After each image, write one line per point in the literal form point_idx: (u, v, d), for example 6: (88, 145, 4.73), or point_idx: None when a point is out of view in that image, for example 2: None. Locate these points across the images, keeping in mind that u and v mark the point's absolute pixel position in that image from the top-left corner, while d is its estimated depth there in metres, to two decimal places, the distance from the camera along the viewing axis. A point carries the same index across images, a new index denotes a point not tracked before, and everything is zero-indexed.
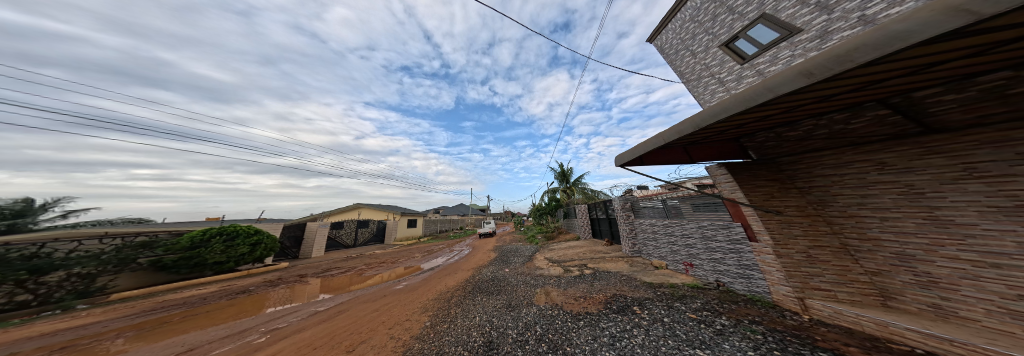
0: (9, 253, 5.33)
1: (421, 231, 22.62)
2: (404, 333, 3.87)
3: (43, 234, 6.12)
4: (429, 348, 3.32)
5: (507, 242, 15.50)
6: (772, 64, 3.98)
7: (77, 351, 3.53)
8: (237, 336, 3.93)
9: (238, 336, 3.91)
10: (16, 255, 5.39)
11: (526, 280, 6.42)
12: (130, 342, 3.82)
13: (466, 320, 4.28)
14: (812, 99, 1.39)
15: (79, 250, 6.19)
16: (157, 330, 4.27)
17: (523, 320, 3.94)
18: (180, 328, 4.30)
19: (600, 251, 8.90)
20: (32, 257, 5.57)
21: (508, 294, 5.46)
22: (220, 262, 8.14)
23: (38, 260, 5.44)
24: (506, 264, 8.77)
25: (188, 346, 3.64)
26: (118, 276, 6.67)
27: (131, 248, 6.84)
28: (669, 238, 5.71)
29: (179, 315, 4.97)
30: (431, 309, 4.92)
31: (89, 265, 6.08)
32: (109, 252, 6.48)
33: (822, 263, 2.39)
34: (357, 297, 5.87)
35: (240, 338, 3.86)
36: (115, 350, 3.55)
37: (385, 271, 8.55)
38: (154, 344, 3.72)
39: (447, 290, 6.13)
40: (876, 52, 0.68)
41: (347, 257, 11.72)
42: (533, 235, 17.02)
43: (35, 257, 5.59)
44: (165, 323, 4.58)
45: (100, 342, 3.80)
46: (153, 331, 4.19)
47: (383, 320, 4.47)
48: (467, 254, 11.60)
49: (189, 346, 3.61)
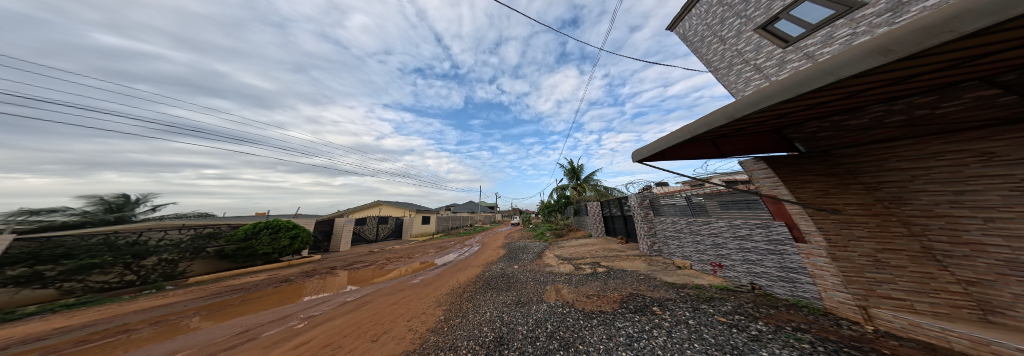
0: (120, 240, 6.35)
1: (433, 228, 23.48)
2: (418, 327, 3.99)
3: (140, 224, 7.12)
4: (444, 341, 3.43)
5: (516, 239, 15.62)
6: (824, 45, 3.54)
7: (165, 326, 4.11)
8: (281, 321, 4.35)
9: (282, 321, 4.32)
10: (124, 241, 6.37)
11: (535, 277, 6.42)
12: (203, 320, 4.39)
13: (476, 315, 4.40)
14: (883, 82, 1.21)
15: (166, 239, 7.16)
16: (222, 311, 4.85)
17: (533, 317, 3.98)
18: (238, 310, 4.87)
19: (614, 249, 8.70)
20: (135, 243, 6.54)
21: (517, 291, 5.51)
22: (268, 253, 8.96)
23: (139, 247, 6.49)
24: (514, 260, 8.88)
25: (243, 327, 4.08)
26: (194, 261, 7.67)
27: (201, 238, 7.77)
28: (695, 237, 5.38)
29: (240, 299, 5.59)
30: (445, 304, 5.11)
31: (174, 252, 7.07)
32: (187, 241, 7.43)
33: (893, 269, 2.14)
34: (378, 290, 6.25)
35: (283, 323, 4.27)
36: (192, 327, 4.08)
37: (402, 265, 8.97)
38: (222, 323, 4.24)
39: (459, 286, 6.31)
40: (977, 22, 0.53)
41: (371, 251, 12.48)
42: (540, 233, 16.90)
43: (137, 244, 6.57)
44: (229, 305, 5.18)
45: (181, 319, 4.42)
46: (219, 312, 4.75)
47: (402, 313, 4.71)
48: (477, 251, 11.80)
49: (244, 328, 4.04)
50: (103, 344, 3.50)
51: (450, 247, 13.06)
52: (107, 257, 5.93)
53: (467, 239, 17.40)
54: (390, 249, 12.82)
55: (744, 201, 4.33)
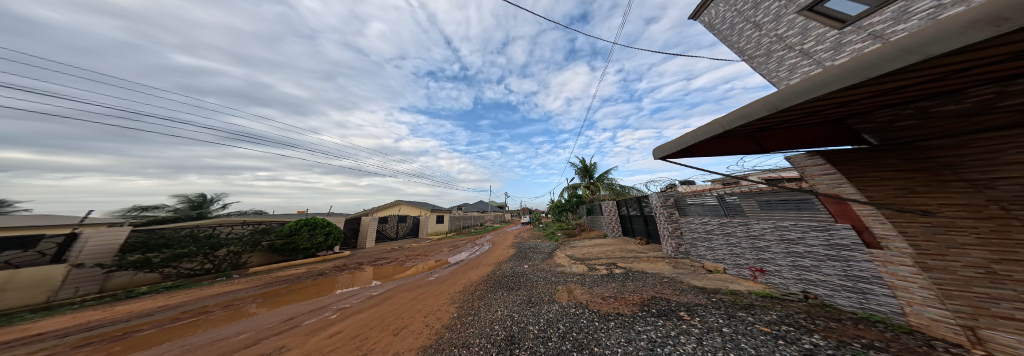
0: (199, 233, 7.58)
1: (446, 227, 24.27)
2: (432, 324, 4.12)
3: (214, 221, 8.38)
4: (456, 338, 3.50)
5: (525, 238, 15.45)
6: (895, 21, 3.00)
7: (231, 310, 4.79)
8: (317, 311, 4.78)
9: (318, 312, 4.75)
10: (202, 235, 7.55)
11: (546, 277, 6.32)
12: (260, 306, 5.01)
13: (487, 313, 4.42)
14: (997, 57, 0.94)
15: (232, 233, 8.31)
16: (274, 299, 5.47)
17: (544, 317, 3.91)
18: (289, 299, 5.49)
19: (633, 250, 8.25)
20: (210, 237, 7.68)
21: (528, 290, 5.46)
22: (307, 248, 9.97)
23: (213, 239, 7.60)
24: (524, 260, 8.78)
25: (288, 315, 4.57)
26: (254, 254, 8.78)
27: (257, 233, 8.83)
28: (730, 239, 4.90)
29: (286, 289, 6.28)
30: (458, 301, 5.24)
31: (238, 244, 8.13)
32: (248, 235, 8.52)
33: (1015, 284, 1.62)
34: (398, 285, 6.61)
35: (319, 313, 4.69)
36: (251, 312, 4.68)
37: (419, 262, 9.38)
38: (272, 310, 4.80)
39: (471, 284, 6.42)
40: None
41: (393, 248, 13.28)
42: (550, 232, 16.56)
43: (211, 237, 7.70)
44: (278, 294, 5.84)
45: (242, 304, 5.08)
46: (273, 300, 5.37)
47: (419, 309, 4.92)
48: (487, 249, 11.93)
49: (289, 315, 4.53)
50: (189, 323, 4.21)
51: (463, 246, 13.36)
52: (191, 248, 7.05)
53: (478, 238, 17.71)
54: (408, 247, 13.50)
55: (793, 200, 3.84)
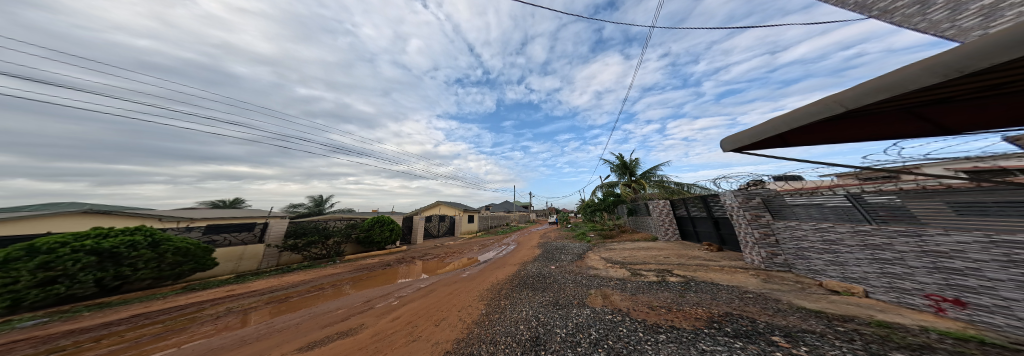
0: (319, 225, 10.38)
1: (476, 226, 25.62)
2: (464, 319, 4.36)
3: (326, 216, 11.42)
4: (484, 334, 3.58)
5: (551, 239, 14.60)
6: None
7: (333, 289, 6.50)
8: (383, 298, 5.80)
9: (384, 298, 5.77)
10: (320, 227, 10.35)
11: (576, 279, 5.76)
12: (351, 288, 6.60)
13: (513, 312, 4.38)
14: None
15: (335, 226, 11.05)
16: (360, 283, 7.08)
17: (573, 321, 3.61)
18: (368, 284, 6.97)
19: (696, 256, 6.67)
20: (324, 228, 10.44)
21: (554, 292, 5.13)
22: (379, 242, 12.23)
23: (325, 231, 10.31)
24: (550, 260, 8.30)
25: (365, 298, 5.76)
26: (348, 244, 11.54)
27: (349, 227, 11.42)
28: (888, 255, 3.27)
29: (368, 275, 8.01)
30: (486, 299, 5.37)
31: (340, 235, 10.78)
32: (344, 228, 11.16)
33: None
34: (439, 280, 7.34)
35: (384, 299, 5.70)
36: (342, 293, 6.15)
37: (455, 259, 10.17)
38: (357, 292, 6.20)
39: (498, 283, 6.47)
40: None
41: (437, 245, 14.98)
42: (580, 233, 15.22)
43: (325, 228, 10.45)
44: (363, 278, 7.53)
45: (340, 286, 6.76)
46: (359, 284, 6.99)
47: (455, 303, 5.30)
48: (513, 249, 11.81)
49: (364, 299, 5.68)
50: (314, 296, 5.96)
51: (491, 245, 13.73)
52: (315, 237, 9.83)
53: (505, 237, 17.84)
54: (447, 244, 14.90)
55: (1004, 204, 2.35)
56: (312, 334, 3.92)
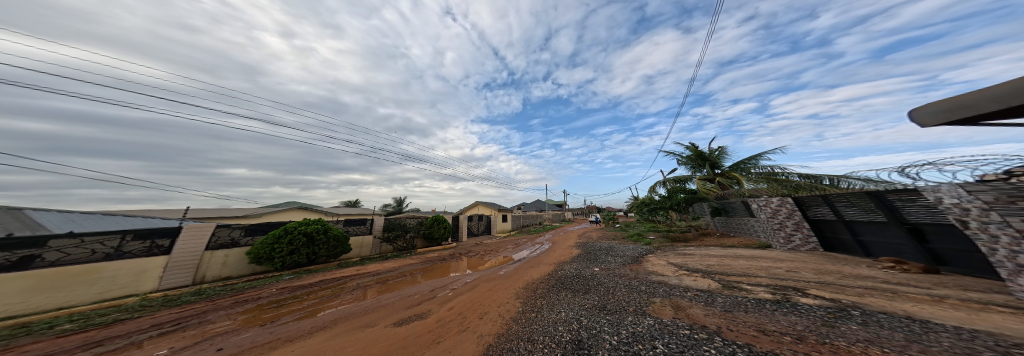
0: (400, 223, 12.89)
1: (510, 225, 25.48)
2: (502, 315, 4.07)
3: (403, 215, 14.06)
4: (522, 332, 3.19)
5: (596, 240, 12.61)
6: None
7: (407, 278, 7.77)
8: (441, 289, 6.38)
9: (441, 289, 6.35)
10: (400, 224, 12.79)
11: (631, 284, 4.67)
12: (423, 278, 7.72)
13: (550, 312, 3.85)
14: None
15: (409, 223, 13.39)
16: (426, 274, 8.19)
17: (627, 329, 2.77)
18: (433, 276, 7.97)
19: (858, 274, 4.02)
20: (402, 225, 12.87)
21: (602, 295, 4.24)
22: (438, 238, 14.07)
23: (401, 227, 12.77)
24: (593, 262, 7.10)
25: (428, 288, 6.51)
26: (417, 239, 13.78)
27: (418, 224, 13.74)
28: None
29: (428, 267, 9.23)
30: (522, 297, 4.99)
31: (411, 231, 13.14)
32: (414, 225, 13.49)
33: None
34: (482, 276, 7.50)
35: (441, 290, 6.24)
36: (410, 282, 7.20)
37: (492, 257, 10.33)
38: (425, 283, 7.12)
39: (534, 282, 5.98)
40: None
41: (478, 242, 15.87)
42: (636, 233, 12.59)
43: (402, 225, 12.88)
44: (427, 271, 8.69)
45: (412, 275, 8.03)
46: (426, 275, 8.10)
47: (494, 299, 5.12)
48: (548, 249, 10.87)
49: (427, 289, 6.40)
50: (400, 282, 7.30)
51: (524, 244, 13.25)
52: (397, 232, 12.42)
53: (535, 237, 16.55)
54: (484, 242, 15.42)
55: None
56: (400, 314, 4.49)
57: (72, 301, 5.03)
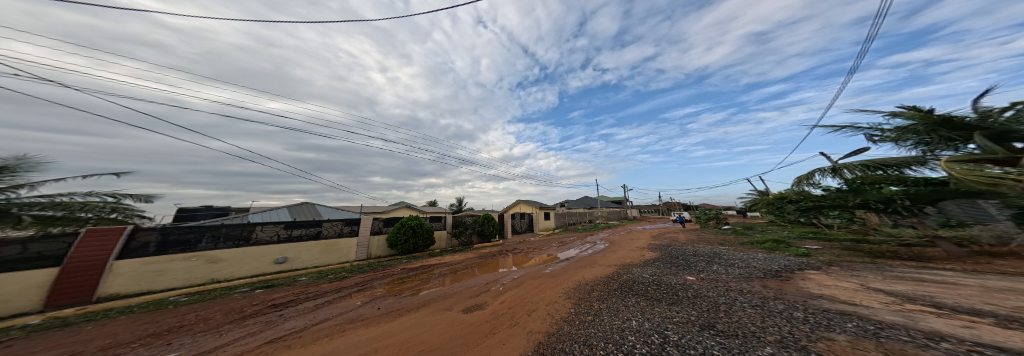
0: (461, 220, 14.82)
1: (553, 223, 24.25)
2: (555, 313, 3.43)
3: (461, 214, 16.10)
4: (578, 334, 2.48)
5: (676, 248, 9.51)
6: None
7: (465, 270, 8.56)
8: (492, 283, 6.46)
9: (493, 283, 6.43)
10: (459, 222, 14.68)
11: (725, 292, 3.21)
12: (480, 272, 8.30)
13: (608, 313, 2.98)
14: None
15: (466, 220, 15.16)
16: (480, 268, 8.82)
17: (713, 337, 1.79)
18: (489, 270, 8.41)
19: None
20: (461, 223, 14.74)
21: (685, 301, 2.98)
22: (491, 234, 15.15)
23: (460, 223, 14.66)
24: (682, 269, 5.38)
25: (482, 281, 6.73)
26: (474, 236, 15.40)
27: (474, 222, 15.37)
28: None
29: (480, 263, 9.98)
30: (574, 297, 4.17)
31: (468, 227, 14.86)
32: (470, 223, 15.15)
33: None
34: (528, 274, 7.25)
35: (493, 284, 6.30)
36: (471, 275, 7.71)
37: (536, 255, 10.07)
38: (479, 276, 7.56)
39: (587, 283, 5.08)
40: None
41: (523, 240, 16.00)
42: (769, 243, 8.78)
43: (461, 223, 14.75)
44: (478, 266, 9.37)
45: (470, 268, 8.88)
46: (482, 269, 8.73)
47: (542, 297, 4.52)
48: (604, 249, 9.62)
49: (481, 283, 6.56)
50: (466, 273, 8.03)
51: (571, 243, 12.26)
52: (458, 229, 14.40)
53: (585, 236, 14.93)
54: (527, 239, 15.32)
55: None
56: (467, 302, 4.72)
57: (328, 262, 9.35)
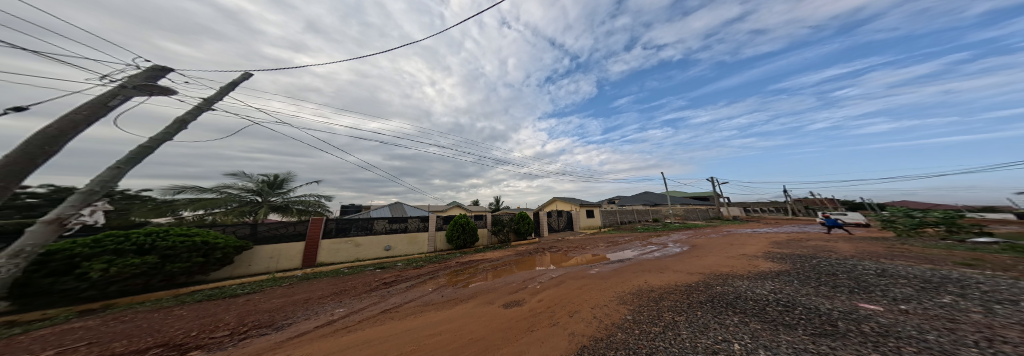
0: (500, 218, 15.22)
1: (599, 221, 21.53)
2: (604, 318, 2.75)
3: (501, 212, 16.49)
4: (635, 342, 1.92)
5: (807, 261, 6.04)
6: None
7: (506, 266, 8.62)
8: (532, 279, 6.17)
9: (533, 279, 6.12)
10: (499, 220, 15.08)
11: (959, 329, 1.66)
12: (520, 268, 8.15)
13: (685, 324, 2.20)
14: None
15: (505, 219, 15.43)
16: (519, 265, 8.69)
17: None
18: (530, 267, 8.10)
19: None
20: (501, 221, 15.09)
21: (860, 327, 1.73)
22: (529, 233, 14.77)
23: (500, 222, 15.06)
24: (837, 293, 3.21)
25: (522, 278, 6.51)
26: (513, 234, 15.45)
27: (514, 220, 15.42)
28: None
29: (519, 259, 9.87)
30: (630, 302, 3.34)
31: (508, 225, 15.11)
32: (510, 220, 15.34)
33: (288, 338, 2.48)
34: (570, 272, 6.51)
35: (534, 280, 6.00)
36: (511, 270, 7.74)
37: (579, 254, 8.97)
38: (519, 272, 7.38)
39: (651, 289, 3.95)
40: None
41: (562, 238, 14.86)
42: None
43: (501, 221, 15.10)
44: (517, 262, 9.29)
45: (511, 264, 8.87)
46: (520, 266, 8.55)
47: (588, 298, 3.85)
48: (675, 253, 7.30)
49: (521, 279, 6.38)
50: (506, 269, 8.08)
51: (624, 243, 10.24)
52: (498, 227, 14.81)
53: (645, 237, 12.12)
54: (567, 238, 14.00)
55: None
56: (507, 297, 4.61)
57: (413, 251, 11.56)
